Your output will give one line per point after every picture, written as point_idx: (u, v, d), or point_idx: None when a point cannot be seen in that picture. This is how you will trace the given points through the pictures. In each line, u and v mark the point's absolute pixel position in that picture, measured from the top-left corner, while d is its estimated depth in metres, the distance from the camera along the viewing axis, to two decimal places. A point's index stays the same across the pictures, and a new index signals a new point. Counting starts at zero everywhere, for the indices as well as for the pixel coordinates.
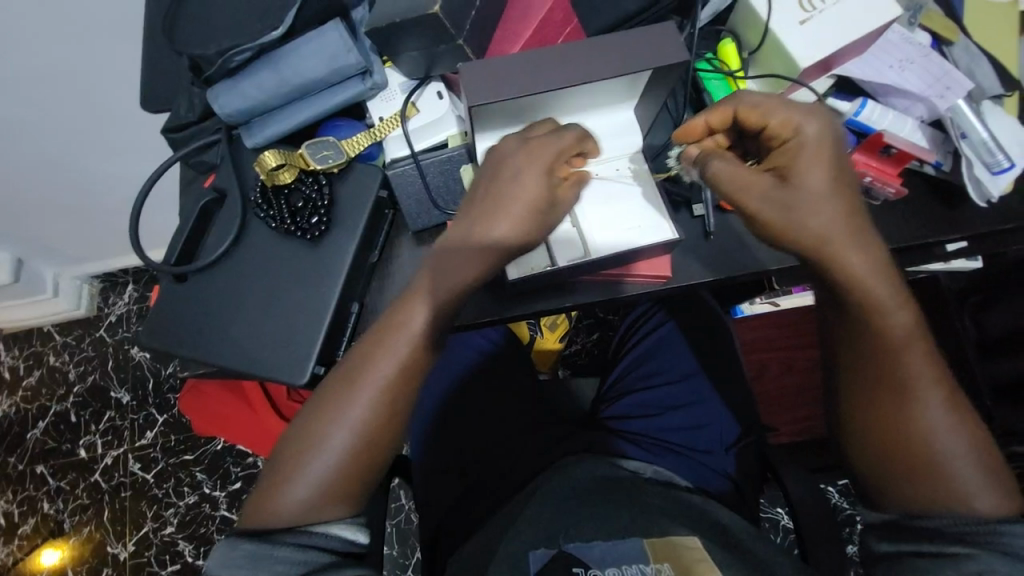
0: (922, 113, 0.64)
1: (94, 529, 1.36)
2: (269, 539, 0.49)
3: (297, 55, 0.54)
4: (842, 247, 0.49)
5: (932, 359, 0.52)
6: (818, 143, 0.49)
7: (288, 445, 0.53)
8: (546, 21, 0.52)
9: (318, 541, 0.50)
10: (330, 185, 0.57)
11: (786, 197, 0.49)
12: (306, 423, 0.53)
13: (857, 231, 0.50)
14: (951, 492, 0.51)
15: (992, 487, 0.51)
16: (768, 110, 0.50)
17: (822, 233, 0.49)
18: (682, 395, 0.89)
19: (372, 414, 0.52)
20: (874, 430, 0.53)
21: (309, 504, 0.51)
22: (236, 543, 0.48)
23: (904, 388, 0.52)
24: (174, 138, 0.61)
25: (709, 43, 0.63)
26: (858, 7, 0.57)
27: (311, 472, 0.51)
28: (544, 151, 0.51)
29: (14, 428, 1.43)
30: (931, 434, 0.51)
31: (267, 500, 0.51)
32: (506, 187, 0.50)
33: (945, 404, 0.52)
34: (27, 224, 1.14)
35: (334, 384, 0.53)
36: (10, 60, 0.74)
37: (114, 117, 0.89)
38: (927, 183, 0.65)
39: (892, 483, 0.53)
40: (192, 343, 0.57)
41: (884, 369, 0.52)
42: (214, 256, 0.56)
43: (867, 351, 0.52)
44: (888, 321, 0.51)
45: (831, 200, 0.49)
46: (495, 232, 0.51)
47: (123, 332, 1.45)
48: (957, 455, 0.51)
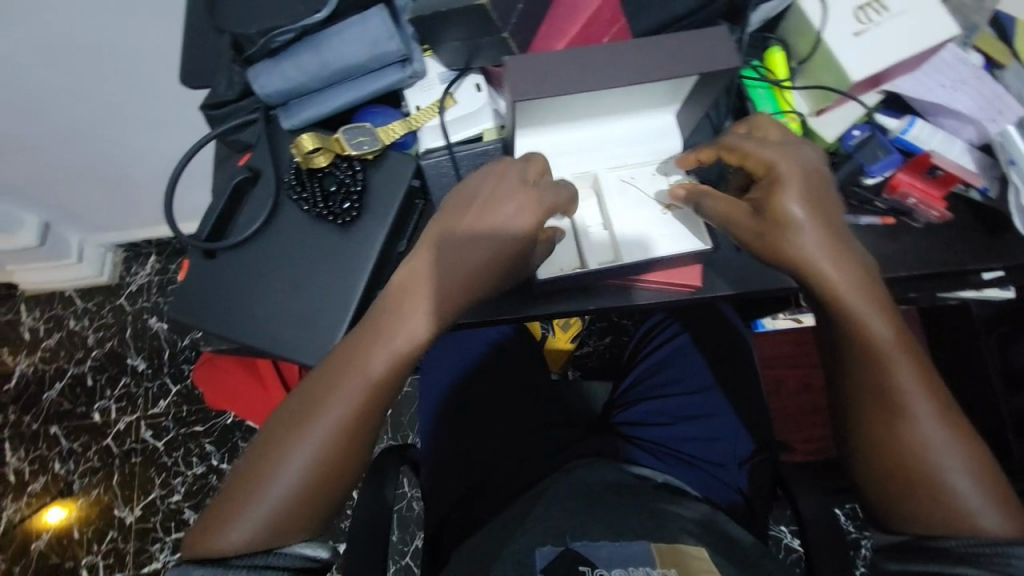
0: (971, 136, 0.62)
1: (103, 492, 1.39)
2: (221, 564, 0.48)
3: (339, 39, 0.54)
4: (826, 272, 0.50)
5: (925, 377, 0.50)
6: (791, 182, 0.49)
7: (254, 455, 0.51)
8: (593, 19, 0.51)
9: (272, 561, 0.49)
10: (364, 171, 0.57)
11: (776, 230, 0.50)
12: (277, 428, 0.51)
13: (841, 256, 0.50)
14: (955, 513, 0.48)
15: (998, 505, 0.48)
16: (745, 153, 0.51)
17: (812, 259, 0.50)
18: (696, 406, 0.88)
19: (345, 412, 0.50)
20: (876, 453, 0.51)
21: (287, 491, 0.49)
22: (185, 570, 0.47)
23: (896, 409, 0.50)
24: (211, 116, 0.61)
25: (756, 51, 0.61)
26: (916, 22, 0.55)
27: (286, 462, 0.49)
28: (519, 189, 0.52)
29: (32, 387, 1.47)
30: (934, 454, 0.49)
31: (220, 523, 0.49)
32: (491, 211, 0.52)
33: (941, 424, 0.50)
34: (57, 189, 1.16)
35: (307, 384, 0.52)
36: (53, 27, 0.75)
37: (150, 90, 0.90)
38: (972, 210, 0.63)
39: (895, 508, 0.51)
40: (219, 319, 0.57)
41: (876, 391, 0.51)
42: (246, 234, 0.57)
43: (854, 371, 0.52)
44: (874, 343, 0.50)
45: (813, 233, 0.49)
46: (479, 251, 0.51)
47: (143, 302, 1.48)
48: (961, 474, 0.49)
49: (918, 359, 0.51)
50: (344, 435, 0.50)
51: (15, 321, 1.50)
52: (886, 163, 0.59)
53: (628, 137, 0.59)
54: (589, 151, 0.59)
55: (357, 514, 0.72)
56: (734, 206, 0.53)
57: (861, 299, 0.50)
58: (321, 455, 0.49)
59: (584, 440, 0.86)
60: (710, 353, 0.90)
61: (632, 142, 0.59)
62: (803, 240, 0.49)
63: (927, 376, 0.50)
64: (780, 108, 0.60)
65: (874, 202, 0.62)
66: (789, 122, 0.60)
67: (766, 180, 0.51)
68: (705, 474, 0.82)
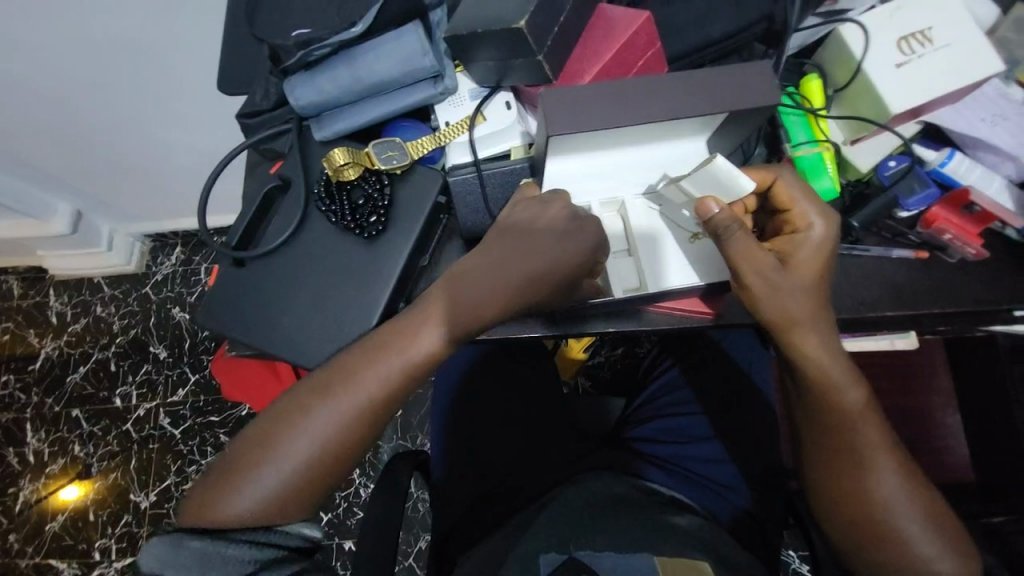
0: (1010, 172, 0.59)
1: (120, 476, 1.43)
2: (220, 538, 0.47)
3: (373, 55, 0.54)
4: (807, 334, 0.53)
5: (886, 435, 0.56)
6: (822, 244, 0.53)
7: (249, 442, 0.52)
8: (629, 43, 0.50)
9: (276, 539, 0.50)
10: (391, 186, 0.57)
11: (780, 279, 0.51)
12: (267, 423, 0.52)
13: (821, 323, 0.54)
14: (911, 559, 0.55)
15: (949, 550, 0.54)
16: (796, 200, 0.53)
17: (792, 314, 0.52)
18: (712, 427, 0.86)
19: (348, 418, 0.51)
20: (842, 505, 0.57)
21: (273, 497, 0.50)
22: (181, 540, 0.46)
23: (853, 459, 0.55)
24: (246, 123, 0.63)
25: (791, 77, 0.60)
26: (961, 54, 0.53)
27: (272, 470, 0.50)
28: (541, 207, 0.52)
29: (56, 370, 1.52)
30: (887, 508, 0.55)
31: (210, 500, 0.50)
32: (506, 243, 0.52)
33: (897, 480, 0.55)
34: (91, 179, 1.20)
35: (310, 382, 0.53)
36: (98, 27, 0.77)
37: (187, 89, 0.93)
38: (1008, 245, 0.61)
39: (860, 553, 0.57)
40: (246, 328, 0.59)
41: (838, 440, 0.56)
42: (274, 244, 0.58)
43: (818, 425, 0.57)
44: (840, 403, 0.55)
45: (811, 288, 0.53)
46: (519, 267, 0.52)
47: (167, 291, 1.51)
48: (915, 531, 0.54)
49: (882, 427, 0.56)
50: (349, 443, 0.52)
51: (44, 305, 1.56)
52: (921, 196, 0.58)
53: (660, 159, 0.58)
54: (619, 173, 0.58)
55: (367, 518, 0.73)
56: (763, 257, 0.51)
57: (825, 366, 0.54)
58: (323, 459, 0.51)
59: (595, 453, 0.86)
60: (726, 373, 0.89)
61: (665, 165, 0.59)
62: (791, 302, 0.52)
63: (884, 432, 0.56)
64: (814, 137, 0.59)
65: (906, 235, 0.61)
66: (824, 151, 0.58)
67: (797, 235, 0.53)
68: (718, 497, 0.81)
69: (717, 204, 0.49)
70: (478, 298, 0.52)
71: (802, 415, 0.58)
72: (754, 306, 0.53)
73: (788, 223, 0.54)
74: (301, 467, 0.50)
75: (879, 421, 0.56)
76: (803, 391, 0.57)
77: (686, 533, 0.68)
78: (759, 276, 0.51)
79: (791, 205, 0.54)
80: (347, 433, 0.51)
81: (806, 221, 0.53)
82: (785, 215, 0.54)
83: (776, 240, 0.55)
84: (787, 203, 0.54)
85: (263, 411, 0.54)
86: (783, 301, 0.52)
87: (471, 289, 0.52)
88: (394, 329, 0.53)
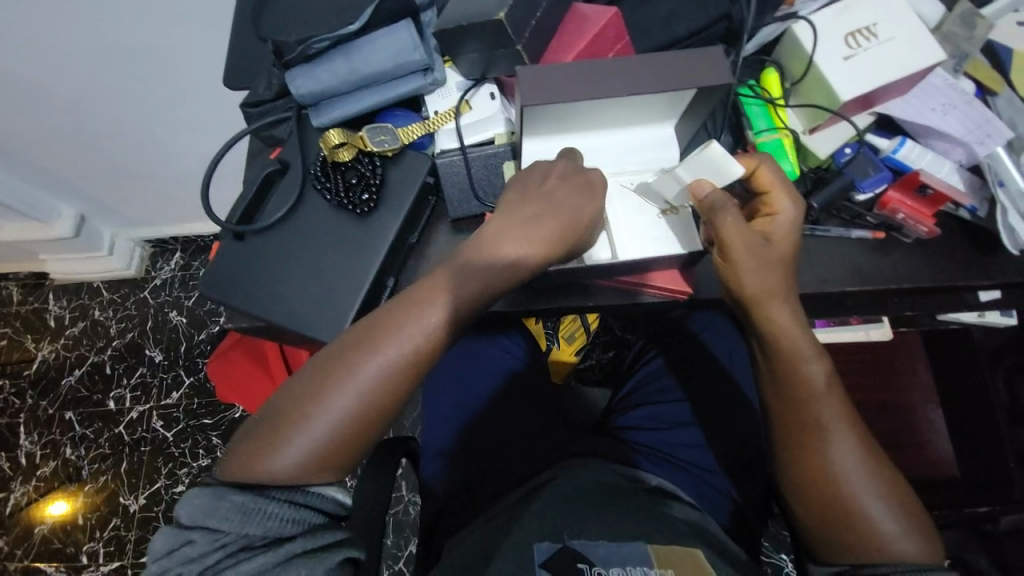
0: (961, 157, 0.64)
1: (110, 479, 1.43)
2: (261, 493, 0.50)
3: (368, 48, 0.59)
4: (782, 307, 0.57)
5: (846, 407, 0.57)
6: (793, 228, 0.57)
7: (288, 403, 0.54)
8: (600, 35, 0.56)
9: (313, 501, 0.52)
10: (383, 168, 0.62)
11: (762, 256, 0.55)
12: (305, 383, 0.54)
13: (791, 300, 0.58)
14: (875, 536, 0.54)
15: (912, 534, 0.54)
16: (775, 185, 0.56)
17: (769, 287, 0.56)
18: (696, 414, 0.88)
19: (368, 388, 0.53)
20: (810, 479, 0.57)
21: (313, 457, 0.52)
22: (223, 493, 0.49)
23: (817, 431, 0.56)
24: (250, 114, 0.67)
25: (752, 73, 0.66)
26: (906, 46, 0.58)
27: (312, 430, 0.52)
28: (554, 188, 0.56)
29: (51, 373, 1.53)
30: (848, 481, 0.55)
31: (252, 458, 0.52)
32: (523, 223, 0.56)
33: (856, 450, 0.56)
34: (96, 182, 1.24)
35: (344, 342, 0.54)
36: (114, 34, 0.82)
37: (194, 93, 0.98)
38: (963, 227, 0.65)
39: (824, 532, 0.57)
40: (243, 296, 0.62)
41: (802, 412, 0.57)
42: (270, 220, 0.62)
43: (783, 397, 0.58)
44: (804, 375, 0.57)
45: (784, 266, 0.57)
46: (535, 229, 0.55)
47: (165, 295, 1.54)
48: (874, 507, 0.55)
49: (844, 401, 0.58)
50: (368, 414, 0.53)
51: (43, 310, 1.58)
52: (875, 179, 0.62)
53: (631, 146, 0.63)
54: (595, 155, 0.63)
55: None
56: (749, 237, 0.55)
57: (789, 334, 0.57)
58: (343, 427, 0.52)
59: (583, 440, 0.88)
60: (709, 362, 0.92)
61: (636, 151, 0.63)
62: (770, 278, 0.56)
63: (847, 409, 0.57)
64: (774, 124, 0.63)
65: (865, 216, 0.65)
66: (784, 137, 0.63)
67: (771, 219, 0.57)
68: (701, 482, 0.83)
69: (710, 188, 0.55)
70: (490, 262, 0.55)
71: (770, 391, 0.60)
72: (733, 282, 0.57)
73: (765, 206, 0.58)
74: (324, 435, 0.52)
75: (840, 395, 0.58)
76: (769, 363, 0.59)
77: (664, 512, 0.70)
78: (744, 252, 0.55)
79: (769, 189, 0.57)
80: (367, 404, 0.53)
81: (781, 206, 0.57)
82: (763, 199, 0.58)
83: (754, 222, 0.58)
84: (766, 187, 0.57)
85: (299, 373, 0.55)
86: (760, 278, 0.56)
87: (486, 252, 0.55)
88: (411, 303, 0.55)
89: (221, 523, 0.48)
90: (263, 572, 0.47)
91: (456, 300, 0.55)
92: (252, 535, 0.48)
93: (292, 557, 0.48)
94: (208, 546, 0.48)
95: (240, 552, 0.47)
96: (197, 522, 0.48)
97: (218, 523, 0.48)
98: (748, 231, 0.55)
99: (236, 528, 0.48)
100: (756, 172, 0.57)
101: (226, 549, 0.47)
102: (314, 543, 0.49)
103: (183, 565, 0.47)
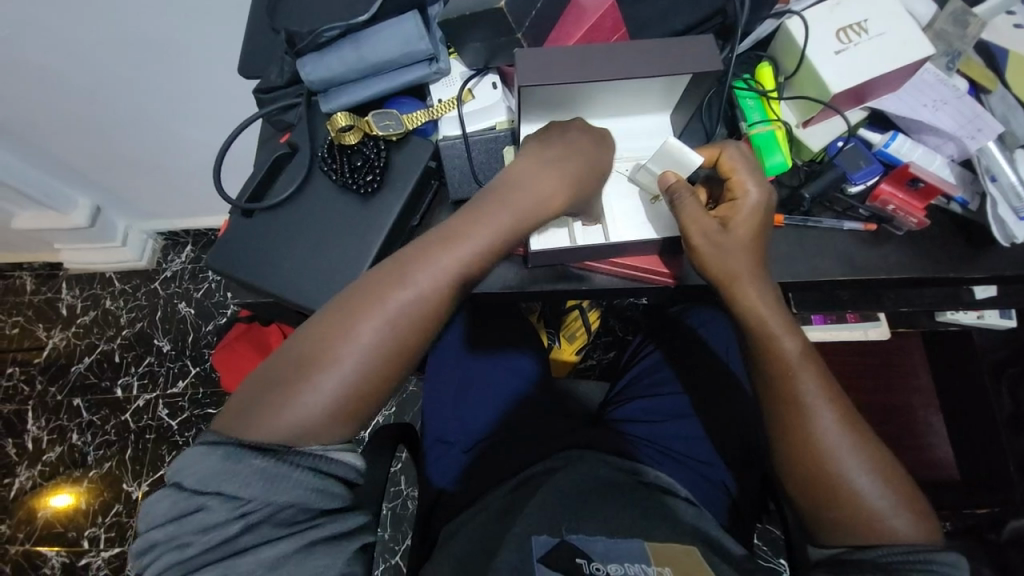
0: (952, 152, 0.65)
1: (114, 466, 1.45)
2: (283, 458, 0.50)
3: (376, 38, 0.62)
4: (745, 287, 0.58)
5: (826, 384, 0.58)
6: (753, 209, 0.58)
7: (285, 367, 0.54)
8: (597, 26, 0.59)
9: (334, 468, 0.53)
10: (387, 152, 0.64)
11: (720, 238, 0.57)
12: (303, 346, 0.54)
13: (760, 280, 0.59)
14: (867, 513, 0.55)
15: (903, 511, 0.55)
16: (735, 170, 0.58)
17: (730, 269, 0.58)
18: (693, 407, 0.88)
19: (376, 344, 0.54)
20: (804, 458, 0.57)
21: (314, 420, 0.52)
22: (242, 456, 0.49)
23: (796, 406, 0.57)
24: (262, 100, 0.70)
25: (747, 68, 0.68)
26: (894, 41, 0.60)
27: (313, 392, 0.53)
28: (549, 159, 0.58)
29: (61, 360, 1.56)
30: (837, 458, 0.56)
31: (252, 421, 0.52)
32: (517, 190, 0.58)
33: (837, 425, 0.57)
34: (112, 174, 1.27)
35: (341, 307, 0.55)
36: (134, 27, 0.86)
37: (208, 87, 1.01)
38: (953, 220, 0.66)
39: (817, 513, 0.57)
40: (250, 268, 0.65)
41: (780, 389, 0.58)
42: (280, 198, 0.65)
43: (765, 377, 0.59)
44: (778, 348, 0.58)
45: (748, 246, 0.58)
46: (526, 192, 0.58)
47: (175, 287, 1.58)
48: (864, 483, 0.55)
49: (825, 378, 0.58)
50: (377, 370, 0.54)
51: (56, 299, 1.62)
52: (867, 171, 0.63)
53: (627, 136, 0.66)
54: None
55: None
56: (706, 218, 0.57)
57: (761, 309, 0.58)
58: (354, 384, 0.54)
59: (580, 431, 0.84)
60: (707, 357, 0.92)
61: (632, 139, 0.66)
62: (730, 259, 0.58)
63: (824, 380, 0.58)
64: (768, 117, 0.66)
65: (857, 208, 0.66)
66: (777, 130, 0.65)
67: (734, 202, 0.58)
68: (698, 476, 0.82)
69: (675, 178, 0.59)
70: (487, 228, 0.56)
71: (753, 371, 0.60)
72: (698, 263, 0.59)
73: (729, 192, 0.60)
74: (334, 391, 0.53)
75: (820, 369, 0.58)
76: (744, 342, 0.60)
77: (653, 500, 0.71)
78: (701, 235, 0.57)
79: (731, 173, 0.59)
80: (376, 360, 0.54)
81: (743, 190, 0.58)
82: (727, 185, 0.60)
83: (718, 208, 0.60)
84: (728, 173, 0.59)
85: (293, 338, 0.56)
86: (722, 260, 0.58)
87: (487, 218, 0.57)
88: (410, 264, 0.56)
89: (241, 487, 0.48)
90: (285, 555, 0.49)
91: (455, 266, 0.56)
92: (276, 504, 0.49)
93: (315, 542, 0.50)
94: (230, 513, 0.48)
95: (263, 524, 0.48)
96: (212, 487, 0.48)
97: (239, 489, 0.48)
98: (705, 214, 0.57)
99: (260, 496, 0.48)
100: (719, 160, 0.60)
101: (248, 519, 0.48)
102: (334, 529, 0.52)
103: (200, 532, 0.48)
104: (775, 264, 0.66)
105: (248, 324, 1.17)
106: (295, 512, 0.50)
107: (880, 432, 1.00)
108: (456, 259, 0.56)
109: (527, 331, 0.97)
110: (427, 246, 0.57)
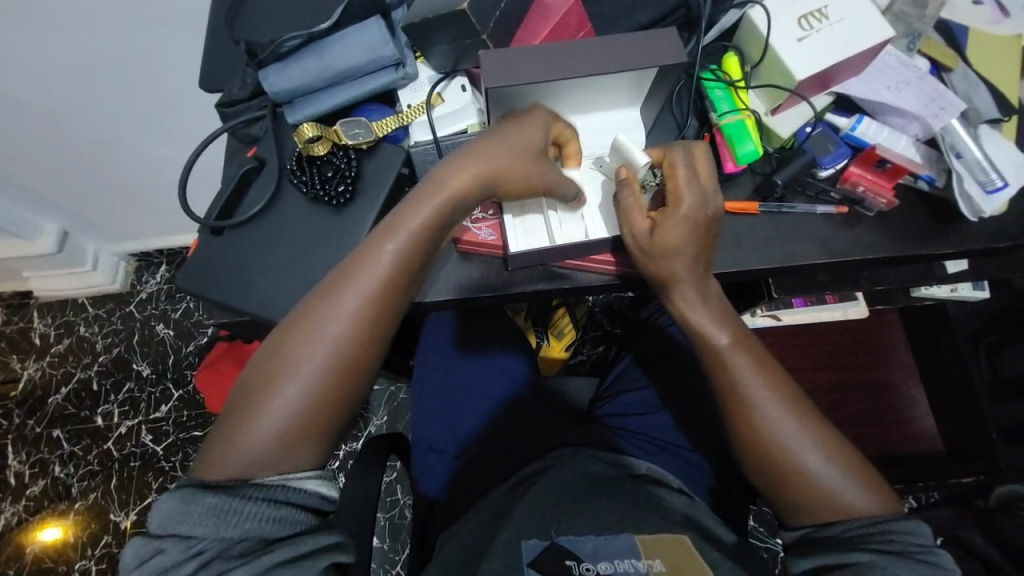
0: (917, 132, 0.67)
1: (100, 496, 1.41)
2: (234, 493, 0.49)
3: (339, 45, 0.61)
4: (686, 291, 0.59)
5: (767, 372, 0.59)
6: (683, 218, 0.57)
7: (240, 399, 0.55)
8: (562, 23, 0.59)
9: (292, 497, 0.52)
10: (358, 160, 0.63)
11: (649, 239, 0.57)
12: (255, 376, 0.55)
13: (698, 283, 0.59)
14: (825, 493, 0.55)
15: (860, 486, 0.56)
16: (674, 174, 0.57)
17: (664, 270, 0.58)
18: (681, 396, 0.89)
19: (316, 371, 0.54)
20: (757, 445, 0.58)
21: (263, 455, 0.52)
22: (195, 494, 0.49)
23: (738, 398, 0.58)
24: (225, 113, 0.68)
25: (713, 59, 0.69)
26: (855, 25, 0.61)
27: (263, 422, 0.53)
28: (489, 155, 0.56)
29: (38, 392, 1.51)
30: (790, 442, 0.57)
31: (209, 460, 0.53)
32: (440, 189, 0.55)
33: (780, 409, 0.57)
34: (77, 197, 1.23)
35: (285, 334, 0.55)
36: (85, 44, 0.82)
37: (171, 103, 0.98)
38: (921, 199, 0.68)
39: (781, 497, 0.58)
40: (224, 288, 0.64)
41: (721, 382, 0.59)
42: (250, 213, 0.64)
43: (709, 371, 0.60)
44: (711, 338, 0.59)
45: (682, 250, 0.57)
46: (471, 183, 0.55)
47: (152, 309, 1.53)
48: (818, 463, 0.56)
49: (765, 367, 0.59)
50: (322, 398, 0.54)
51: (28, 329, 1.56)
52: (835, 155, 0.64)
53: (598, 130, 0.66)
54: None
55: None
56: (639, 218, 0.58)
57: (691, 309, 0.60)
58: (301, 412, 0.53)
59: (570, 430, 0.85)
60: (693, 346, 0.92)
61: (604, 135, 0.66)
62: (669, 261, 0.58)
63: (761, 366, 0.59)
64: (736, 106, 0.66)
65: (829, 192, 0.67)
66: (746, 118, 0.65)
67: (670, 206, 0.57)
68: (688, 465, 0.83)
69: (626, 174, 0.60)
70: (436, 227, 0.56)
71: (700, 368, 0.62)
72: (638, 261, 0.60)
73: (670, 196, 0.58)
74: (277, 424, 0.53)
75: (757, 357, 0.59)
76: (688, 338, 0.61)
77: (643, 491, 0.71)
78: (634, 234, 0.58)
79: (672, 178, 0.58)
80: (320, 389, 0.54)
81: (679, 196, 0.57)
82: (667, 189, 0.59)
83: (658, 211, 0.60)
84: (669, 176, 0.58)
85: (247, 369, 0.56)
86: (653, 260, 0.58)
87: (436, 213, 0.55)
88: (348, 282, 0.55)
89: (194, 523, 0.48)
90: None
91: (400, 274, 0.55)
92: (229, 539, 0.48)
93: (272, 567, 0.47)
94: (184, 553, 0.47)
95: (217, 561, 0.47)
96: (170, 529, 0.48)
97: (192, 527, 0.48)
98: (638, 214, 0.58)
99: (212, 533, 0.48)
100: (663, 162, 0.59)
101: (202, 557, 0.47)
102: (294, 550, 0.49)
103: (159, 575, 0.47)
104: (750, 252, 0.66)
105: (229, 343, 1.14)
106: (251, 544, 0.48)
107: (864, 409, 1.02)
108: (384, 280, 0.55)
109: (512, 332, 0.96)
110: (360, 262, 0.55)
